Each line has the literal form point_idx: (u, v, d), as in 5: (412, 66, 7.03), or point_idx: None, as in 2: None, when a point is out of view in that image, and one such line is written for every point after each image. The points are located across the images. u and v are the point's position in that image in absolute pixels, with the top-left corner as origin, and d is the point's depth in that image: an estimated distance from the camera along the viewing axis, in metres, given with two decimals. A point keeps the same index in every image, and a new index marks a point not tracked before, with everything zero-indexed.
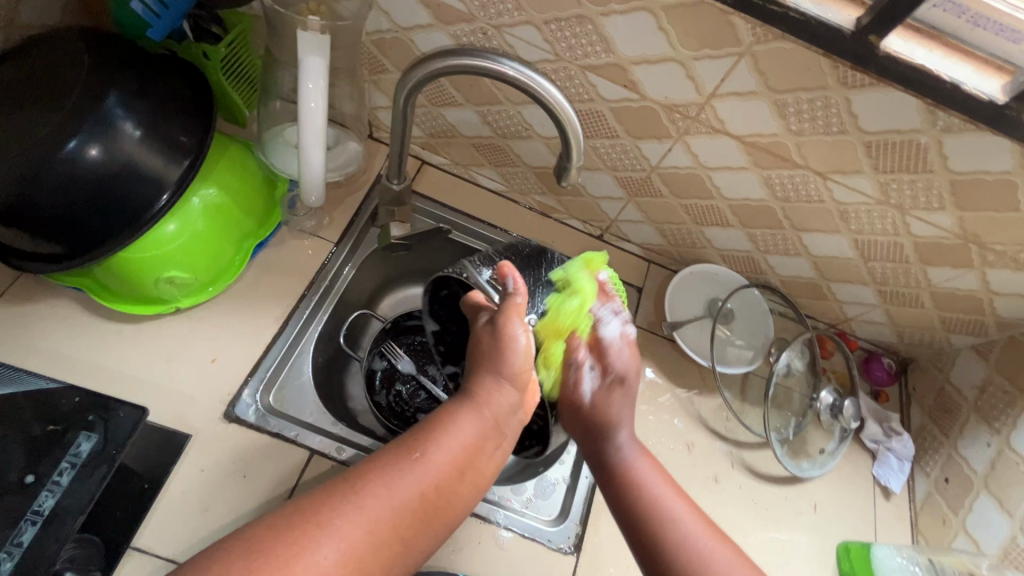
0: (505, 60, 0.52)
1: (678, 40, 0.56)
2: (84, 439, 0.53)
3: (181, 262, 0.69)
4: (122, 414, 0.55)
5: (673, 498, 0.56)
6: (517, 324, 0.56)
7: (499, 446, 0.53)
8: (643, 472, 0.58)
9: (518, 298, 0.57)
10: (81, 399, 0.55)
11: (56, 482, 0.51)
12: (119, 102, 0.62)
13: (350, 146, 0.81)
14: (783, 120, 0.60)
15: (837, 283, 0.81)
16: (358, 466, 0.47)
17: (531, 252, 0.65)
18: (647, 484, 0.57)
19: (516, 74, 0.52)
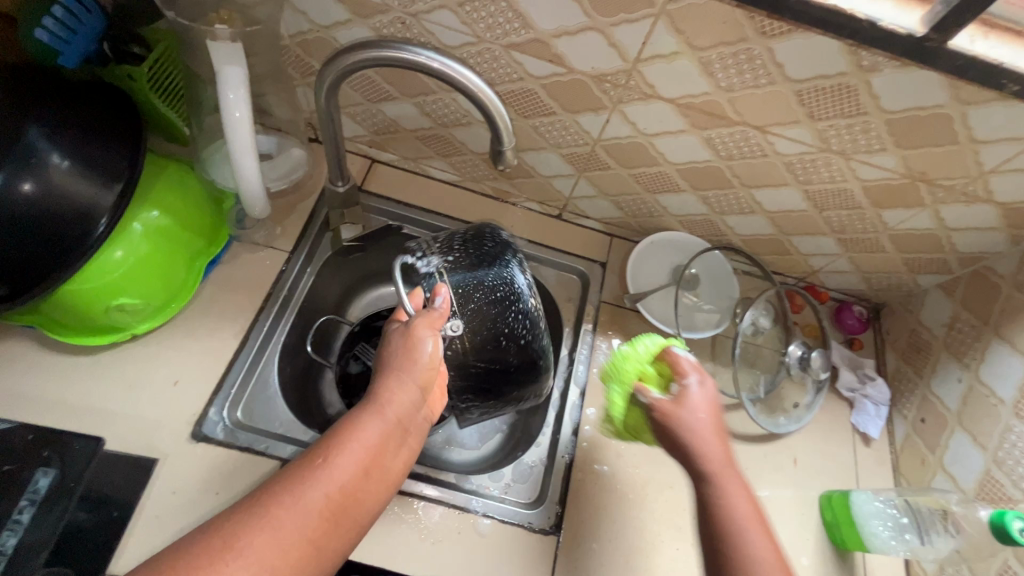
0: (417, 49, 0.52)
1: (593, 7, 0.55)
2: (41, 475, 0.53)
3: (129, 288, 0.68)
4: (78, 446, 0.55)
5: (757, 531, 0.49)
6: (425, 331, 0.56)
7: (404, 445, 0.53)
8: (732, 500, 0.50)
9: (439, 303, 0.58)
10: (34, 436, 0.55)
11: (16, 520, 0.51)
12: (42, 134, 0.62)
13: (294, 153, 0.82)
14: (711, 78, 0.59)
15: (797, 236, 0.81)
16: (263, 484, 0.46)
17: (487, 245, 0.64)
18: (730, 514, 0.50)
19: (430, 61, 0.52)
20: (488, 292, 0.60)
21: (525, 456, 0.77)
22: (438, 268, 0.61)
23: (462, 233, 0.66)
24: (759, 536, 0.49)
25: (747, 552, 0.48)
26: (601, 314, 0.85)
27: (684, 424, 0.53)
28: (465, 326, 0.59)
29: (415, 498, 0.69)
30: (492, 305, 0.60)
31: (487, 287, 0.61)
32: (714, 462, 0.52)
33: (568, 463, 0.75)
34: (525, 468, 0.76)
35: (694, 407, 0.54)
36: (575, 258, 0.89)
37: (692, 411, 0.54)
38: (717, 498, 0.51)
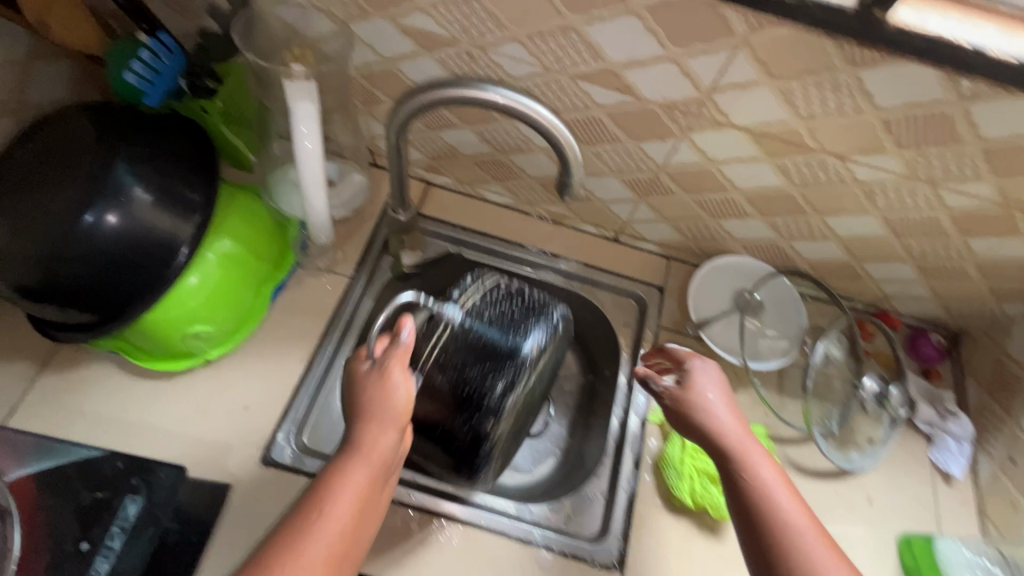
0: (486, 86, 0.52)
1: (669, 38, 0.54)
2: (130, 503, 0.57)
3: (204, 315, 0.71)
4: (162, 475, 0.59)
5: (790, 500, 0.55)
6: (398, 373, 0.55)
7: (388, 478, 0.56)
8: (762, 474, 0.56)
9: (403, 338, 0.56)
10: (123, 464, 0.58)
11: (109, 546, 0.55)
12: (128, 168, 0.64)
13: (355, 178, 0.83)
14: (791, 106, 0.56)
15: (872, 262, 0.77)
16: (267, 545, 0.49)
17: (528, 303, 0.62)
18: (769, 492, 0.55)
19: (498, 98, 0.51)
20: (469, 352, 0.58)
21: (585, 487, 0.76)
22: (459, 311, 0.58)
23: (502, 282, 0.63)
24: (798, 508, 0.54)
25: (790, 530, 0.53)
26: (660, 341, 0.83)
27: (700, 411, 0.61)
28: (432, 377, 0.58)
29: (471, 525, 0.70)
30: (466, 369, 0.58)
31: (472, 347, 0.58)
32: (735, 437, 0.59)
33: (631, 497, 0.73)
34: (586, 500, 0.75)
35: (701, 389, 0.63)
36: (632, 282, 0.87)
37: (706, 395, 0.62)
38: (752, 480, 0.56)
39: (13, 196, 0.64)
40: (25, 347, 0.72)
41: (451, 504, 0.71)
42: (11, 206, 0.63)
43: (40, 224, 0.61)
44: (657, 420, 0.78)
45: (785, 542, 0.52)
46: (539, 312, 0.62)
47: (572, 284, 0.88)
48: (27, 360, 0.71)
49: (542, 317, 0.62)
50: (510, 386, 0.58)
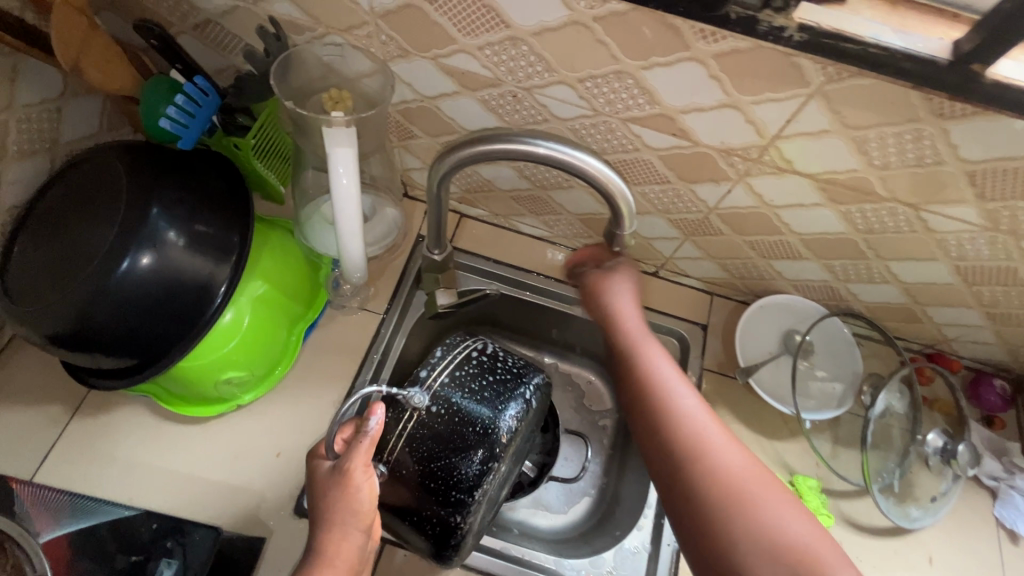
0: (538, 138, 0.48)
1: (734, 85, 0.50)
2: (165, 566, 0.59)
3: (238, 360, 0.69)
4: (197, 537, 0.62)
5: (683, 389, 0.56)
6: (360, 472, 0.53)
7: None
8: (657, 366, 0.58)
9: (370, 425, 0.53)
10: (158, 527, 0.62)
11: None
12: (161, 212, 0.61)
13: (389, 213, 0.78)
14: (864, 155, 0.52)
15: (934, 306, 0.72)
16: None
17: (500, 376, 0.63)
18: (660, 378, 0.57)
19: (550, 152, 0.48)
20: (436, 439, 0.58)
21: (626, 540, 0.73)
22: (433, 392, 0.60)
23: (475, 354, 0.64)
24: (692, 399, 0.55)
25: (676, 412, 0.54)
26: (703, 383, 0.80)
27: (610, 298, 0.61)
28: (397, 466, 0.58)
29: None
30: (434, 456, 0.58)
31: (440, 433, 0.59)
32: (637, 331, 0.60)
33: (676, 553, 0.71)
34: (628, 555, 0.72)
35: (613, 292, 0.61)
36: (674, 319, 0.83)
37: (612, 290, 0.61)
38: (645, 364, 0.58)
39: (50, 243, 0.62)
40: (58, 391, 0.71)
41: (488, 558, 0.69)
42: (49, 255, 0.62)
43: (76, 273, 0.59)
44: None
45: (677, 426, 0.53)
46: (513, 390, 0.63)
47: None
48: (59, 404, 0.70)
49: (516, 394, 0.63)
50: (483, 469, 0.58)
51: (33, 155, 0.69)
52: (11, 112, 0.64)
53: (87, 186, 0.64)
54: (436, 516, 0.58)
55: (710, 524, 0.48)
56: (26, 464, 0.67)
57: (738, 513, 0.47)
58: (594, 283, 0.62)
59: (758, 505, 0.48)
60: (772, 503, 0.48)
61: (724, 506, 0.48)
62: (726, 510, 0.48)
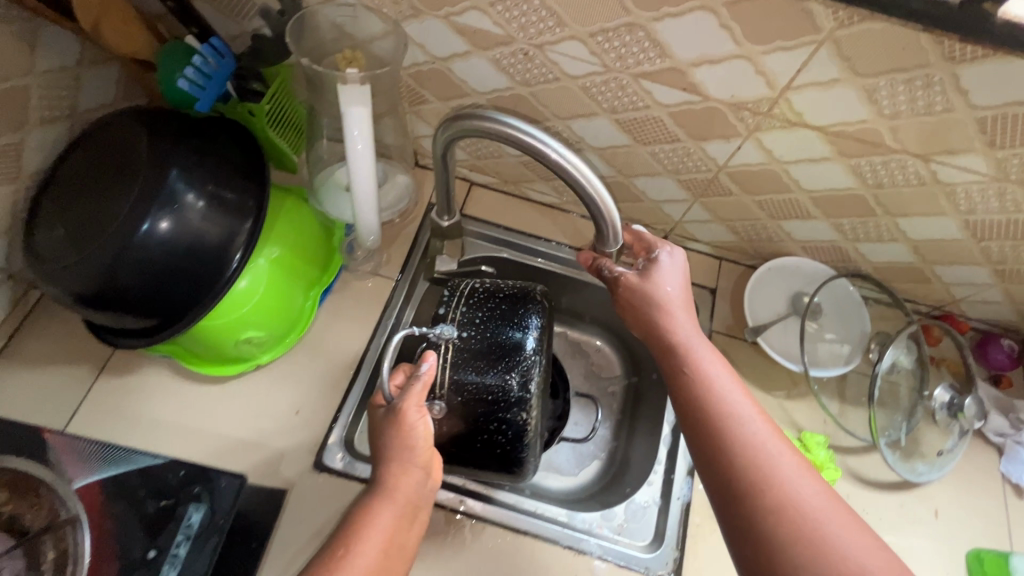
0: (552, 140, 0.51)
1: (745, 34, 0.50)
2: None
3: (256, 321, 0.71)
4: None
5: (742, 398, 0.51)
6: (413, 410, 0.55)
7: (415, 519, 0.57)
8: (712, 372, 0.53)
9: (427, 368, 0.58)
10: None
11: (175, 554, 0.60)
12: (180, 175, 0.63)
13: (400, 179, 0.80)
14: (874, 105, 0.53)
15: (943, 265, 0.73)
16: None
17: (516, 294, 0.64)
18: (717, 386, 0.52)
19: (563, 164, 0.51)
20: (479, 361, 0.59)
21: (636, 495, 0.75)
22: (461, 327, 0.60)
23: (479, 284, 0.65)
24: (750, 407, 0.51)
25: (737, 423, 0.49)
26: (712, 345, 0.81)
27: (666, 309, 0.57)
28: (450, 400, 0.58)
29: (523, 534, 0.69)
30: (482, 374, 0.58)
31: (480, 351, 0.59)
32: (688, 334, 0.55)
33: (685, 506, 0.73)
34: (639, 508, 0.74)
35: (660, 281, 0.58)
36: None
37: (661, 286, 0.58)
38: (699, 368, 0.53)
39: (74, 206, 0.64)
40: (83, 352, 0.73)
41: (503, 511, 0.70)
42: (73, 217, 0.63)
43: (100, 233, 0.61)
44: None
45: (732, 436, 0.48)
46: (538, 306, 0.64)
47: None
48: (85, 365, 0.72)
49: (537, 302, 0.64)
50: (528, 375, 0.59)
51: (54, 122, 0.70)
52: (32, 77, 0.66)
53: (108, 150, 0.66)
54: (504, 425, 0.59)
55: (772, 543, 0.44)
56: (55, 421, 0.69)
57: (811, 548, 0.43)
58: (649, 287, 0.58)
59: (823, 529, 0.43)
60: (839, 530, 0.44)
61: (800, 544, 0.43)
62: (789, 532, 0.43)
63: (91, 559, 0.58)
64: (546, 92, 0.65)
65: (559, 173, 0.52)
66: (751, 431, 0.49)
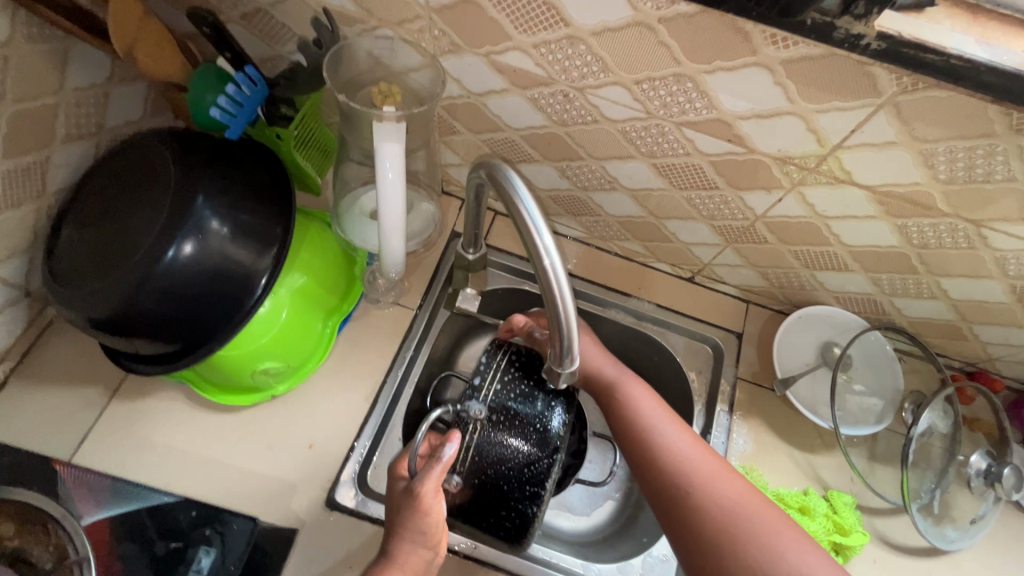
0: (541, 224, 0.45)
1: (800, 92, 0.49)
2: (203, 554, 0.63)
3: (275, 352, 0.69)
4: (235, 527, 0.64)
5: (666, 420, 0.61)
6: (431, 493, 0.56)
7: None
8: (639, 399, 0.63)
9: (449, 451, 0.57)
10: (197, 514, 0.64)
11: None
12: (206, 202, 0.61)
13: (425, 207, 0.76)
14: (929, 169, 0.51)
15: (983, 324, 0.70)
16: None
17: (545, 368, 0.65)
18: (643, 411, 0.62)
19: (542, 251, 0.44)
20: (503, 442, 0.60)
21: (654, 547, 0.73)
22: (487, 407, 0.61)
23: (516, 354, 0.65)
24: (672, 426, 0.60)
25: (662, 440, 0.59)
26: (737, 393, 0.79)
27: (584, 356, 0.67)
28: (466, 480, 0.60)
29: None
30: (500, 450, 0.60)
31: (504, 430, 0.61)
32: (613, 372, 0.66)
33: None
34: (656, 562, 0.72)
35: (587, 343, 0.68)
36: (708, 327, 0.82)
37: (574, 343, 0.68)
38: (625, 397, 0.63)
39: (98, 228, 0.63)
40: (96, 373, 0.71)
41: (521, 561, 0.69)
42: (97, 240, 0.62)
43: (122, 259, 0.59)
44: None
45: (661, 456, 0.58)
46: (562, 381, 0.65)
47: (644, 325, 0.83)
48: (97, 387, 0.71)
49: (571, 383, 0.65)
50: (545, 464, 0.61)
51: (80, 139, 0.69)
52: (62, 96, 0.65)
53: (135, 172, 0.64)
54: (515, 513, 0.61)
55: (705, 539, 0.53)
56: (63, 444, 0.67)
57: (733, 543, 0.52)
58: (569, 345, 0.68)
59: (758, 532, 0.53)
60: (769, 537, 0.53)
61: (723, 532, 0.53)
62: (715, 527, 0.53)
63: None
64: (583, 133, 0.64)
65: (531, 257, 0.45)
66: (676, 446, 0.58)
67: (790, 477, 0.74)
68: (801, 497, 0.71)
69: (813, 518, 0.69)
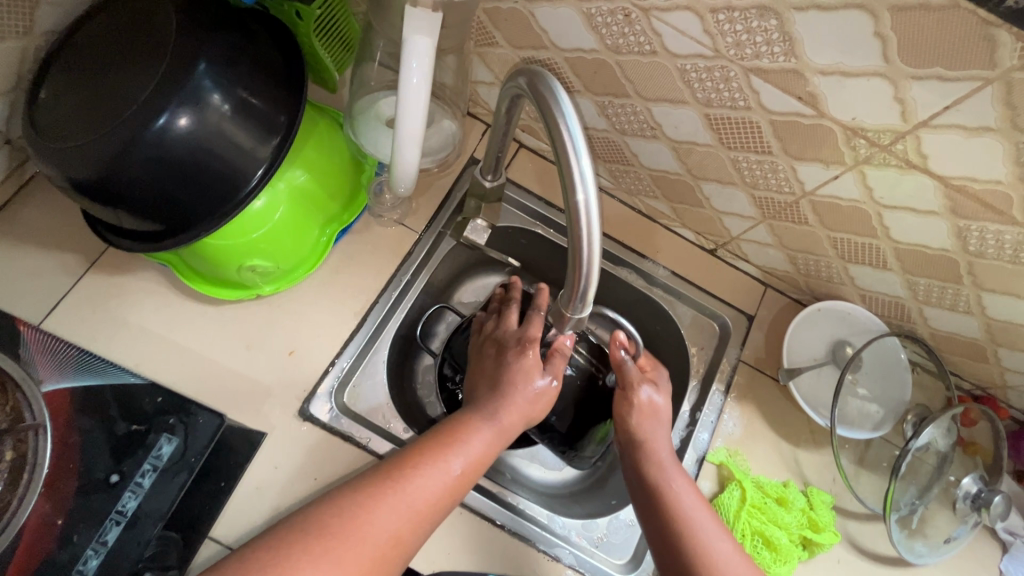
0: (580, 148, 0.40)
1: (902, 51, 0.42)
2: (165, 441, 0.60)
3: (264, 251, 0.65)
4: (201, 421, 0.62)
5: (714, 520, 0.60)
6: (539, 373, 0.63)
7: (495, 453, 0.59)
8: (684, 498, 0.60)
9: (628, 364, 0.67)
10: (164, 400, 0.62)
11: (138, 483, 0.58)
12: (209, 71, 0.54)
13: (446, 125, 0.70)
14: (1018, 166, 0.46)
15: (1010, 349, 0.66)
16: (386, 471, 0.52)
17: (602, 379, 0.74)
18: (689, 510, 0.59)
19: (577, 181, 0.40)
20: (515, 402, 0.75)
21: (621, 512, 0.72)
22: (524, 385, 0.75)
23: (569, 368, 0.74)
24: (721, 530, 0.59)
25: (703, 543, 0.57)
26: (737, 375, 0.76)
27: (654, 433, 0.65)
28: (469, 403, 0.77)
29: (503, 529, 0.66)
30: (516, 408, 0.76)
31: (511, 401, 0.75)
32: (667, 457, 0.63)
33: None
34: (622, 525, 0.71)
35: (658, 412, 0.66)
36: (721, 304, 0.78)
37: (658, 398, 0.67)
38: (673, 494, 0.60)
39: (86, 81, 0.56)
40: (77, 241, 0.67)
41: (486, 501, 0.67)
42: (84, 92, 0.56)
43: (110, 117, 0.53)
44: (716, 461, 0.71)
45: (698, 557, 0.57)
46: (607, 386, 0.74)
47: (653, 290, 0.79)
48: (75, 255, 0.66)
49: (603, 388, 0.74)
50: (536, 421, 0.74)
51: None
52: None
53: (134, 24, 0.57)
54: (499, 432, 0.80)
55: None
56: (32, 307, 0.64)
57: None
58: (647, 403, 0.66)
59: None
60: None
61: None
62: None
63: (47, 471, 0.57)
64: (635, 66, 0.57)
65: (564, 189, 0.40)
66: (719, 544, 0.58)
67: (772, 467, 0.72)
68: (779, 489, 0.70)
69: (789, 511, 0.68)
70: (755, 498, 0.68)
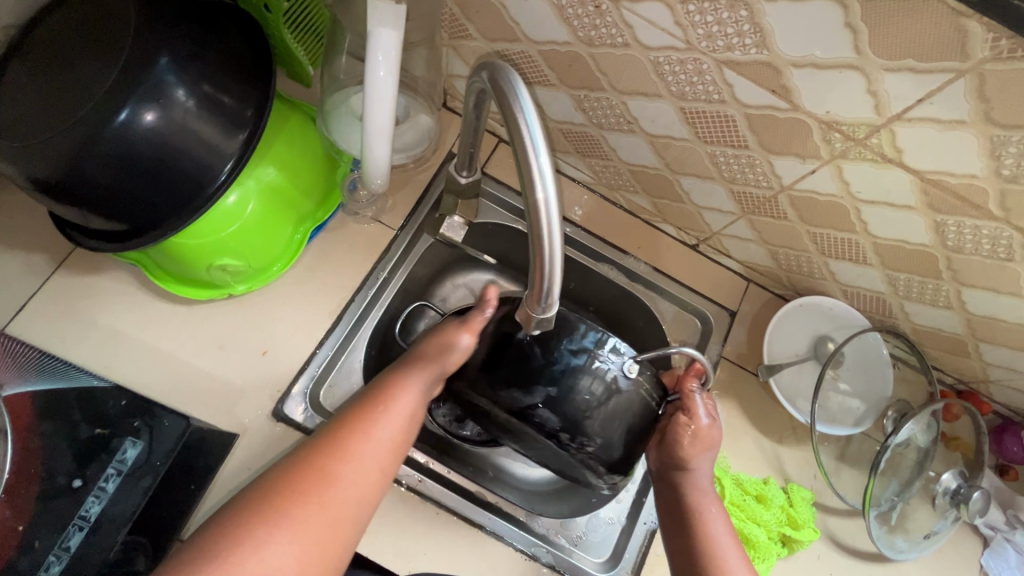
0: (540, 145, 0.39)
1: (873, 42, 0.41)
2: (129, 445, 0.58)
3: (234, 249, 0.63)
4: (166, 424, 0.59)
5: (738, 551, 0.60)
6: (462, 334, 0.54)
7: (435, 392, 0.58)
8: (714, 529, 0.60)
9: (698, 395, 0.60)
10: (128, 404, 0.60)
11: (101, 488, 0.57)
12: (171, 65, 0.53)
13: (422, 119, 0.68)
14: (993, 161, 0.45)
15: (990, 344, 0.66)
16: (326, 436, 0.54)
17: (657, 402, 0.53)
18: (716, 539, 0.60)
19: (536, 178, 0.39)
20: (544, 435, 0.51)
21: (600, 511, 0.71)
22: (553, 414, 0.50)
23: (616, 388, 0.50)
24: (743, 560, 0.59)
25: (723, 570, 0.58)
26: (718, 371, 0.75)
27: (700, 461, 0.62)
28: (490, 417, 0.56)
29: (481, 529, 0.66)
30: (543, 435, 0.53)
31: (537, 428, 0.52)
32: (705, 485, 0.62)
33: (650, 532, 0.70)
34: (601, 523, 0.71)
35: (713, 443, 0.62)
36: (702, 299, 0.77)
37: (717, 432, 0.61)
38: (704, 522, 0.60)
39: (44, 76, 0.55)
40: (44, 240, 0.66)
41: (463, 500, 0.66)
42: (42, 87, 0.54)
43: (67, 112, 0.51)
44: None
45: None
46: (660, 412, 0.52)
47: (635, 286, 0.78)
48: (43, 255, 0.65)
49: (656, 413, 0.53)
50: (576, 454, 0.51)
51: None
52: None
53: (93, 17, 0.55)
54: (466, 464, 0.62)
55: None
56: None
57: None
58: (706, 439, 0.61)
59: None
60: None
61: None
62: None
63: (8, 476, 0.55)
64: (609, 58, 0.56)
65: (524, 186, 0.39)
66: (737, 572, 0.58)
67: (753, 463, 0.72)
68: (759, 486, 0.69)
69: (768, 508, 0.68)
70: (734, 496, 0.68)
